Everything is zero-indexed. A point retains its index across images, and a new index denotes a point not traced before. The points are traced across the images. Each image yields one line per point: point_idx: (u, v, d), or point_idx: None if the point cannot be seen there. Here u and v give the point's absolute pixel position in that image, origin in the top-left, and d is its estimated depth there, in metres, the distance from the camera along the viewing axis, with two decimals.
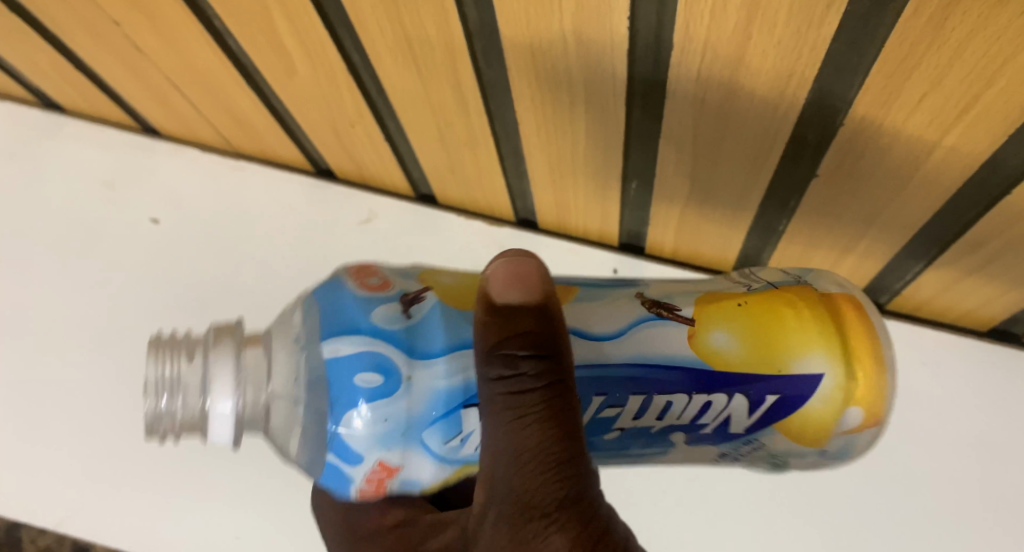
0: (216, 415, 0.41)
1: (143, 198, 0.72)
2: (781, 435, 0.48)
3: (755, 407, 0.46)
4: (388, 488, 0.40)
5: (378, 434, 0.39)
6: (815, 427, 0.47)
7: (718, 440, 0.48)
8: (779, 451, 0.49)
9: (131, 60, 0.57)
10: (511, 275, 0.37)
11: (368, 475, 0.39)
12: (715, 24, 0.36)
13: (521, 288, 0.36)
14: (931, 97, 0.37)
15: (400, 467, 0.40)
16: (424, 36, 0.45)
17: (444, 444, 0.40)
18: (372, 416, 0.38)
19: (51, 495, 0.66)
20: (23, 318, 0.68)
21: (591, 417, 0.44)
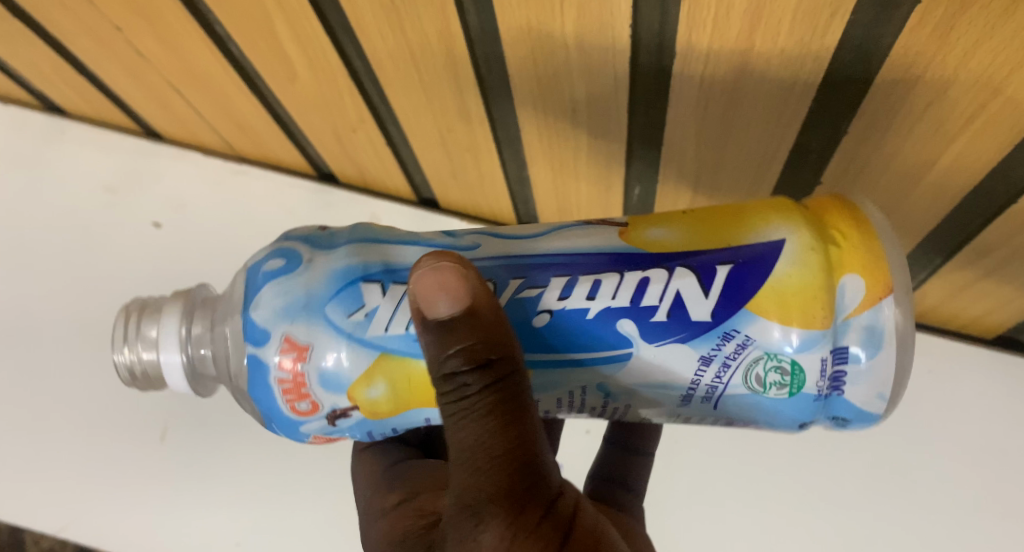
0: (171, 367, 0.39)
1: (145, 202, 0.72)
2: (765, 319, 0.34)
3: (706, 282, 0.35)
4: (308, 384, 0.35)
5: (285, 311, 0.35)
6: (809, 302, 0.34)
7: (685, 335, 0.35)
8: (777, 348, 0.34)
9: (134, 65, 0.57)
10: (439, 276, 0.32)
11: (280, 362, 0.35)
12: (718, 32, 0.36)
13: (449, 290, 0.31)
14: (937, 105, 0.37)
15: (310, 351, 0.35)
16: (425, 42, 0.44)
17: (348, 321, 0.35)
18: (273, 293, 0.35)
19: (51, 500, 0.66)
20: (26, 323, 0.68)
21: (506, 300, 0.36)
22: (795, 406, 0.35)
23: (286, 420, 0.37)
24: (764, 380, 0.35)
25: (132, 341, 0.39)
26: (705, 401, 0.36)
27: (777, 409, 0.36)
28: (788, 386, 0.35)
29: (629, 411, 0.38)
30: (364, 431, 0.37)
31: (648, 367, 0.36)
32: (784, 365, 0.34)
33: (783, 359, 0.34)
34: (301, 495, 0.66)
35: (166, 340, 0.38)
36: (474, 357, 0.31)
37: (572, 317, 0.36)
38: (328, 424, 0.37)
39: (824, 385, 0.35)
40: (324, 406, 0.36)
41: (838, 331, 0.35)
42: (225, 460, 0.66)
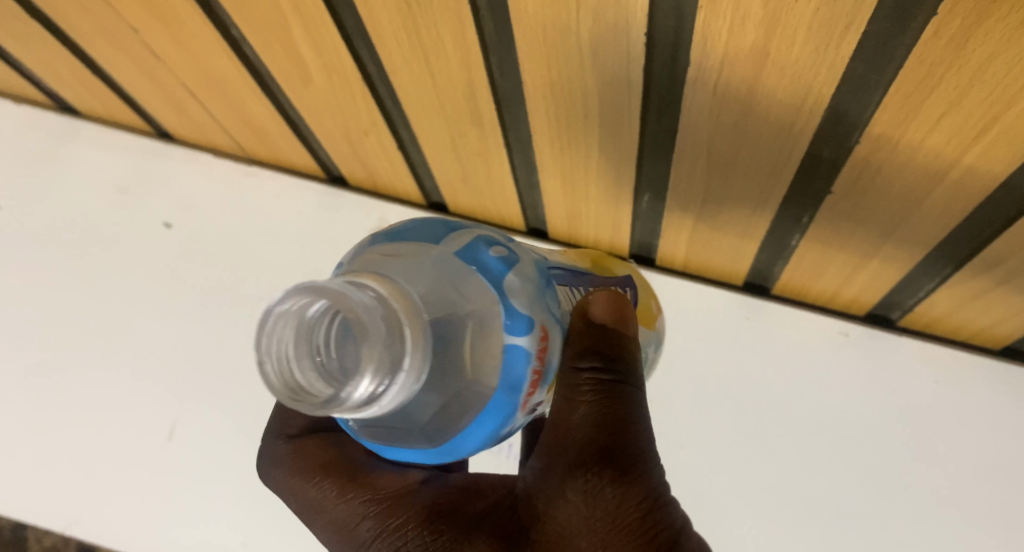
0: (400, 386, 0.27)
1: (156, 202, 0.72)
2: (641, 325, 0.48)
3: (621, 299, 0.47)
4: (545, 377, 0.32)
5: (538, 299, 0.33)
6: (649, 315, 0.50)
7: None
8: (643, 345, 0.48)
9: (149, 67, 0.58)
10: (609, 297, 0.37)
11: (538, 351, 0.31)
12: (733, 41, 0.36)
13: (614, 305, 0.37)
14: (950, 117, 0.37)
15: (554, 342, 0.33)
16: (440, 47, 0.45)
17: (559, 312, 0.35)
18: (520, 279, 0.32)
19: (60, 497, 0.67)
20: (35, 322, 0.69)
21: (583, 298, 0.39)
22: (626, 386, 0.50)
23: (498, 418, 0.31)
24: None
25: (366, 347, 0.25)
26: None
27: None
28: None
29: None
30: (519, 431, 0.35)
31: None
32: (645, 355, 0.48)
33: (645, 350, 0.48)
34: None
35: (420, 347, 0.27)
36: (610, 351, 0.35)
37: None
38: (519, 423, 0.33)
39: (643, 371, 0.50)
40: (535, 402, 0.33)
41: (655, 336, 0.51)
42: (230, 461, 0.66)
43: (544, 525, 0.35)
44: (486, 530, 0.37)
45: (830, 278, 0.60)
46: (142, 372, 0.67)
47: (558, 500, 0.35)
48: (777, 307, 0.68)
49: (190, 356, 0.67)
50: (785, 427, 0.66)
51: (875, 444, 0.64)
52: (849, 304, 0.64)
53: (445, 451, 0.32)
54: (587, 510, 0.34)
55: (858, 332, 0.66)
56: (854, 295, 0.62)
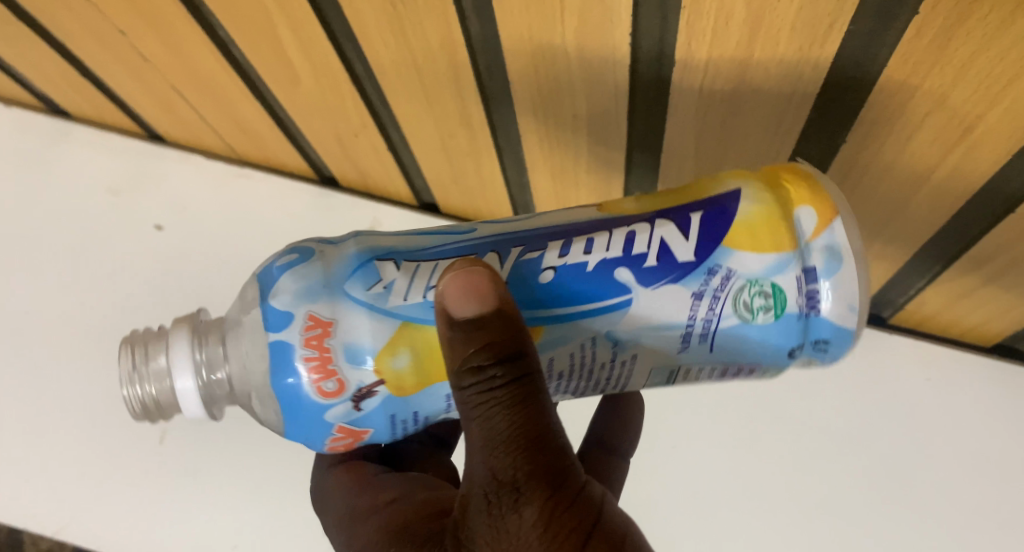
0: (177, 387, 0.35)
1: (147, 204, 0.72)
2: (743, 252, 0.34)
3: (684, 224, 0.34)
4: (334, 360, 0.32)
5: (302, 293, 0.33)
6: (778, 232, 0.34)
7: (674, 276, 0.34)
8: (756, 272, 0.33)
9: (139, 70, 0.58)
10: (470, 283, 0.31)
11: (304, 340, 0.32)
12: (717, 41, 0.36)
13: (477, 286, 0.30)
14: (934, 116, 0.37)
15: (335, 324, 0.32)
16: (426, 49, 0.45)
17: (367, 293, 0.33)
18: (290, 279, 0.33)
19: (52, 500, 0.66)
20: (27, 325, 0.69)
21: (514, 268, 0.34)
22: (782, 332, 0.34)
23: (303, 408, 0.33)
24: (751, 305, 0.33)
25: (140, 369, 0.36)
26: (701, 342, 0.34)
27: (763, 337, 0.34)
28: (772, 311, 0.33)
29: (633, 368, 0.35)
30: (387, 415, 0.34)
31: (649, 312, 0.34)
32: (772, 288, 0.33)
33: (767, 282, 0.33)
34: (300, 501, 0.66)
35: (173, 359, 0.35)
36: (489, 354, 0.30)
37: (573, 274, 0.34)
38: (353, 408, 0.34)
39: (804, 301, 0.34)
40: (349, 385, 0.33)
41: (802, 254, 0.34)
42: (222, 463, 0.66)
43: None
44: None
45: None
46: None
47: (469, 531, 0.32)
48: None
49: None
50: (777, 424, 0.66)
51: (866, 441, 0.64)
52: None
53: (311, 443, 0.35)
54: (492, 539, 0.30)
55: None
56: None
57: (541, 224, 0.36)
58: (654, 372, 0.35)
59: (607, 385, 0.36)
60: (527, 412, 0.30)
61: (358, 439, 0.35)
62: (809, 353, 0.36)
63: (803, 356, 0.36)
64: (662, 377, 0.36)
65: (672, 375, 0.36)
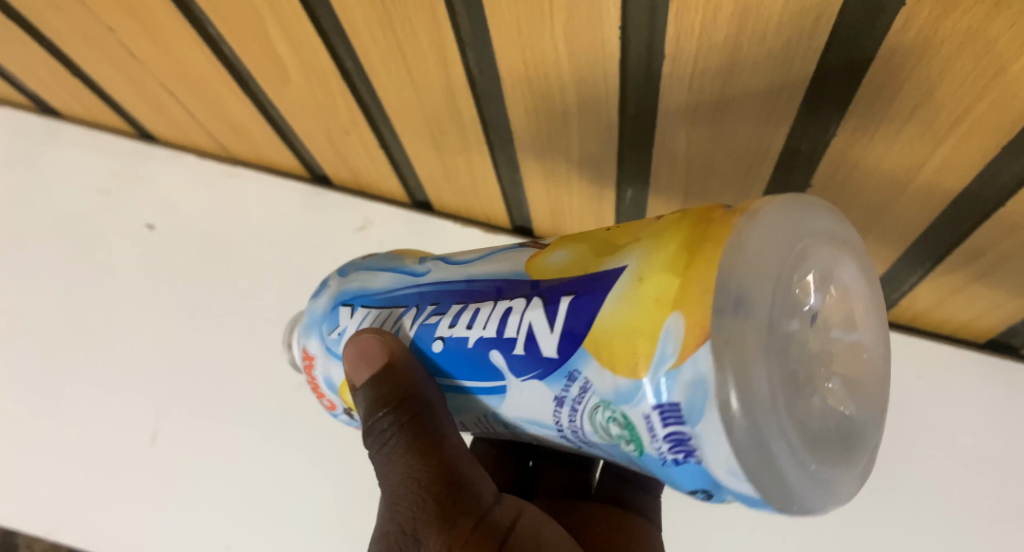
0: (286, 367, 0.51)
1: (139, 204, 0.72)
2: (599, 361, 0.30)
3: (552, 313, 0.32)
4: (321, 386, 0.45)
5: (304, 329, 0.45)
6: (631, 344, 0.28)
7: (539, 372, 0.32)
8: (609, 394, 0.29)
9: (128, 68, 0.58)
10: (356, 347, 0.39)
11: (307, 368, 0.46)
12: (705, 34, 0.36)
13: (367, 354, 0.38)
14: (923, 109, 0.37)
15: (315, 360, 0.44)
16: (416, 45, 0.45)
17: (330, 337, 0.43)
18: (306, 314, 0.46)
19: (44, 502, 0.66)
20: (17, 325, 0.68)
21: (413, 332, 0.38)
22: (652, 464, 0.29)
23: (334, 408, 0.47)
24: (609, 430, 0.30)
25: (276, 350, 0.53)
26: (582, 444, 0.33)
27: (640, 461, 0.30)
28: (630, 439, 0.29)
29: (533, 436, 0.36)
30: None
31: (518, 403, 0.34)
32: (623, 417, 0.29)
33: (620, 409, 0.29)
34: (295, 501, 0.65)
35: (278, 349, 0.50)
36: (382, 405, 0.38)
37: (456, 348, 0.36)
38: (349, 417, 0.45)
39: (666, 445, 0.28)
40: (336, 405, 0.45)
41: (660, 385, 0.27)
42: (215, 463, 0.66)
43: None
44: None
45: None
46: (127, 375, 0.67)
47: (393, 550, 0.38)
48: None
49: (176, 357, 0.67)
50: None
51: None
52: None
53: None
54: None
55: None
56: None
57: (465, 277, 0.38)
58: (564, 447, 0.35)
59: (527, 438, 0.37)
60: (410, 449, 0.37)
61: None
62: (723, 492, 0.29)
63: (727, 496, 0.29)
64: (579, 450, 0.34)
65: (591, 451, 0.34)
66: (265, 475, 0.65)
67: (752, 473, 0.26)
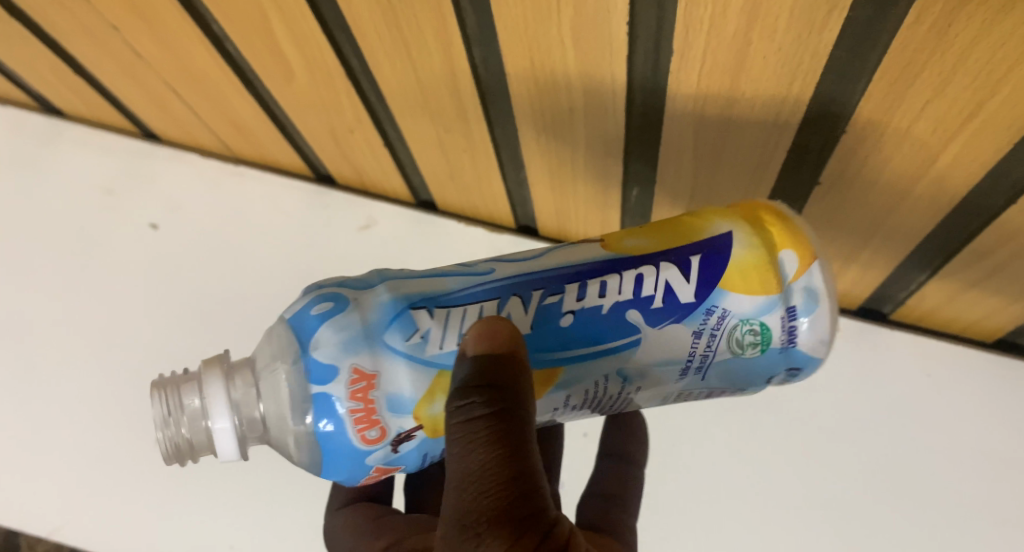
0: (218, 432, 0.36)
1: (142, 203, 0.71)
2: (733, 293, 0.38)
3: (685, 268, 0.38)
4: (377, 411, 0.34)
5: (340, 343, 0.34)
6: (754, 277, 0.38)
7: (679, 316, 0.37)
8: (749, 313, 0.38)
9: (131, 66, 0.57)
10: (482, 327, 0.33)
11: (348, 393, 0.34)
12: (714, 29, 0.36)
13: (490, 337, 0.33)
14: (935, 105, 0.36)
15: (378, 376, 0.34)
16: (422, 41, 0.44)
17: (408, 344, 0.35)
18: (330, 332, 0.34)
19: (45, 502, 0.65)
20: (20, 326, 0.68)
21: (536, 309, 0.37)
22: (763, 364, 0.39)
23: (345, 451, 0.35)
24: (742, 342, 0.38)
25: (177, 414, 0.36)
26: (699, 372, 0.39)
27: (753, 365, 0.39)
28: (760, 345, 0.38)
29: (639, 396, 0.39)
30: (421, 452, 0.37)
31: (659, 350, 0.37)
32: (759, 325, 0.38)
33: (756, 320, 0.38)
34: (298, 501, 0.65)
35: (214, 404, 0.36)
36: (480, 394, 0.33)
37: (589, 316, 0.37)
38: (391, 451, 0.36)
39: (785, 336, 0.38)
40: (390, 431, 0.35)
41: (786, 295, 0.38)
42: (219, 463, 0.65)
43: None
44: None
45: None
46: (129, 375, 0.67)
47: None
48: None
49: (178, 357, 0.67)
50: (777, 423, 0.65)
51: (867, 438, 0.64)
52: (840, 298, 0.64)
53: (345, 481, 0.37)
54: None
55: (849, 324, 0.66)
56: (845, 290, 0.62)
57: (561, 265, 0.38)
58: (656, 397, 0.40)
59: (615, 408, 0.40)
60: (507, 445, 0.32)
61: (388, 474, 0.38)
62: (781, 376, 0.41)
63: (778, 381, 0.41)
64: (661, 399, 0.40)
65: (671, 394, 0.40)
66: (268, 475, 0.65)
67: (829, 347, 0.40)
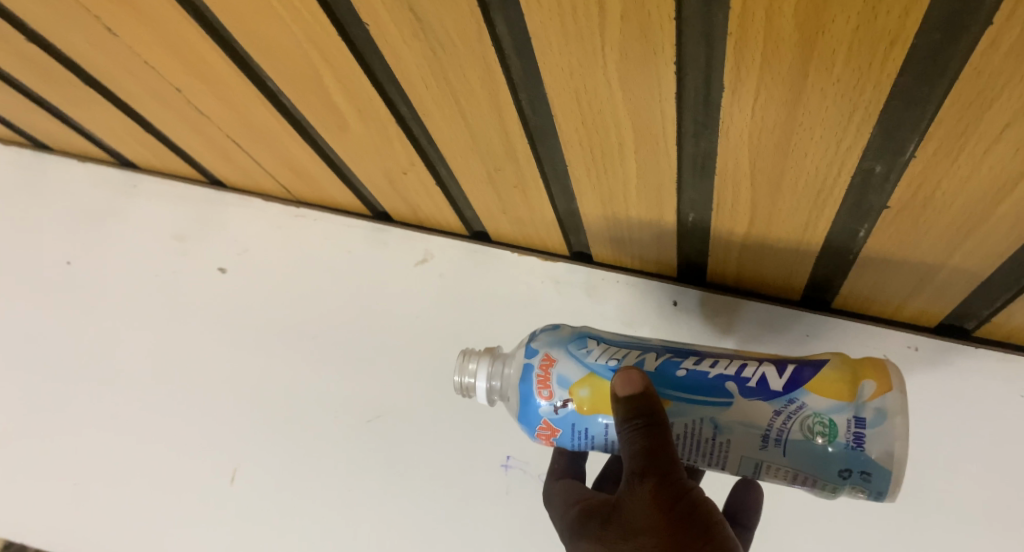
0: (476, 383, 0.48)
1: (210, 248, 0.75)
2: (812, 393, 0.40)
3: (780, 366, 0.41)
4: (552, 382, 0.44)
5: (552, 340, 0.46)
6: (832, 382, 0.40)
7: (767, 394, 0.40)
8: (822, 408, 0.39)
9: (196, 123, 0.60)
10: (626, 374, 0.40)
11: (540, 365, 0.45)
12: (768, 64, 0.35)
13: (629, 383, 0.40)
14: (1016, 128, 0.34)
15: (557, 359, 0.44)
16: (469, 90, 0.45)
17: (577, 350, 0.45)
18: (547, 335, 0.46)
19: (133, 535, 0.70)
20: (107, 370, 0.73)
21: (662, 359, 0.43)
22: (827, 458, 0.39)
23: (529, 405, 0.45)
24: (809, 428, 0.39)
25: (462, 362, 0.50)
26: (772, 445, 0.40)
27: (817, 456, 0.39)
28: (827, 437, 0.39)
29: (728, 452, 0.41)
30: (569, 423, 0.44)
31: (738, 410, 0.40)
32: (829, 421, 0.39)
33: (826, 417, 0.39)
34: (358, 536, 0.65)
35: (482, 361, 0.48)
36: (630, 406, 0.39)
37: (696, 378, 0.42)
38: (553, 411, 0.44)
39: (854, 439, 0.38)
40: (556, 396, 0.44)
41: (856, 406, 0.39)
42: (284, 497, 0.67)
43: (622, 523, 0.39)
44: (595, 525, 0.42)
45: (889, 295, 0.56)
46: (206, 411, 0.70)
47: (624, 509, 0.39)
48: (838, 321, 0.61)
49: (249, 392, 0.70)
50: None
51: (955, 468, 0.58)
52: (917, 316, 0.58)
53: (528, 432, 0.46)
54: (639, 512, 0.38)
55: (928, 345, 0.59)
56: (921, 308, 0.56)
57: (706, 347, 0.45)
58: (741, 464, 0.41)
59: (710, 463, 0.42)
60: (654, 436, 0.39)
61: (552, 436, 0.45)
62: (855, 485, 0.39)
63: (850, 490, 0.39)
64: (749, 469, 0.41)
65: (757, 468, 0.41)
66: (330, 511, 0.66)
67: (899, 466, 0.38)
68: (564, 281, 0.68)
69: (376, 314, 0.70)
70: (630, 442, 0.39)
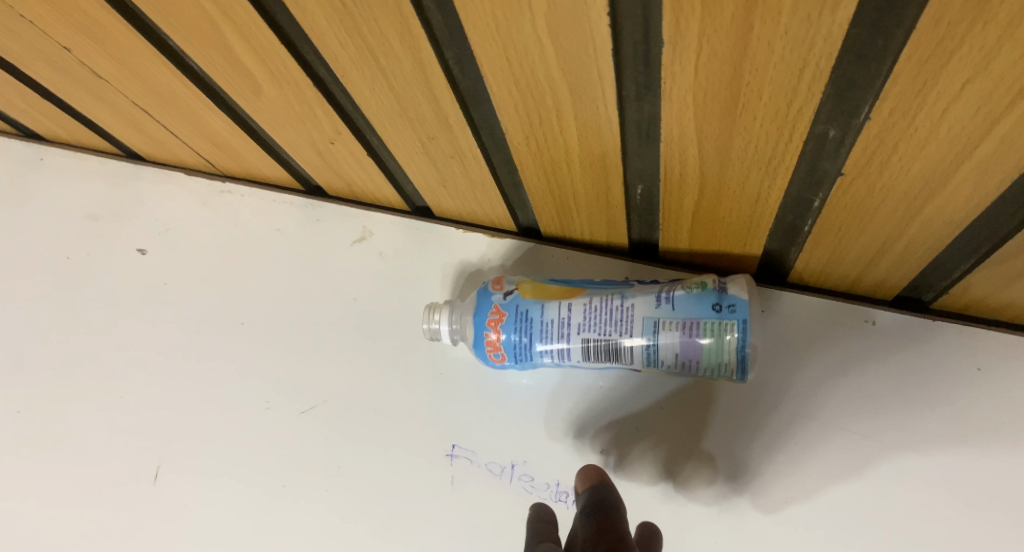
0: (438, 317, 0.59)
1: (128, 227, 0.69)
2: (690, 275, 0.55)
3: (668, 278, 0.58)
4: (504, 282, 0.57)
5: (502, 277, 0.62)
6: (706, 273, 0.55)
7: (657, 282, 0.55)
8: (697, 278, 0.53)
9: (96, 89, 0.55)
10: (587, 468, 0.47)
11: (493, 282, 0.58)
12: (708, 14, 0.31)
13: (588, 478, 0.46)
14: (976, 84, 0.31)
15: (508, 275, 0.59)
16: (387, 48, 0.40)
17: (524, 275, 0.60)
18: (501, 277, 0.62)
19: (48, 533, 0.65)
20: (17, 360, 0.67)
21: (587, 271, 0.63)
22: (703, 300, 0.51)
23: (482, 303, 0.57)
24: (690, 285, 0.53)
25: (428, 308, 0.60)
26: (662, 301, 0.52)
27: (697, 303, 0.51)
28: (700, 288, 0.52)
29: (633, 315, 0.52)
30: (516, 306, 0.55)
31: (638, 290, 0.54)
32: (701, 281, 0.52)
33: (699, 280, 0.53)
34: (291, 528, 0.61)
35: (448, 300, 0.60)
36: (593, 491, 0.44)
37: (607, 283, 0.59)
38: (503, 295, 0.56)
39: (719, 287, 0.52)
40: (505, 288, 0.57)
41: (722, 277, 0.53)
42: (211, 490, 0.63)
43: None
44: None
45: (844, 269, 0.53)
46: (126, 401, 0.65)
47: None
48: (791, 297, 0.58)
49: (173, 379, 0.65)
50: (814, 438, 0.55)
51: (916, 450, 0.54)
52: (873, 290, 0.55)
53: (479, 336, 0.56)
54: None
55: (886, 319, 0.56)
56: (878, 281, 0.53)
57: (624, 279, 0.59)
58: (644, 320, 0.52)
59: (621, 328, 0.52)
60: (609, 516, 0.42)
61: (500, 326, 0.55)
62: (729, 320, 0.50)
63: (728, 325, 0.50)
64: (650, 330, 0.51)
65: (656, 327, 0.51)
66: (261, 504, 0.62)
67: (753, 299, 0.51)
68: (512, 258, 0.64)
69: (312, 295, 0.66)
70: (584, 522, 0.42)
